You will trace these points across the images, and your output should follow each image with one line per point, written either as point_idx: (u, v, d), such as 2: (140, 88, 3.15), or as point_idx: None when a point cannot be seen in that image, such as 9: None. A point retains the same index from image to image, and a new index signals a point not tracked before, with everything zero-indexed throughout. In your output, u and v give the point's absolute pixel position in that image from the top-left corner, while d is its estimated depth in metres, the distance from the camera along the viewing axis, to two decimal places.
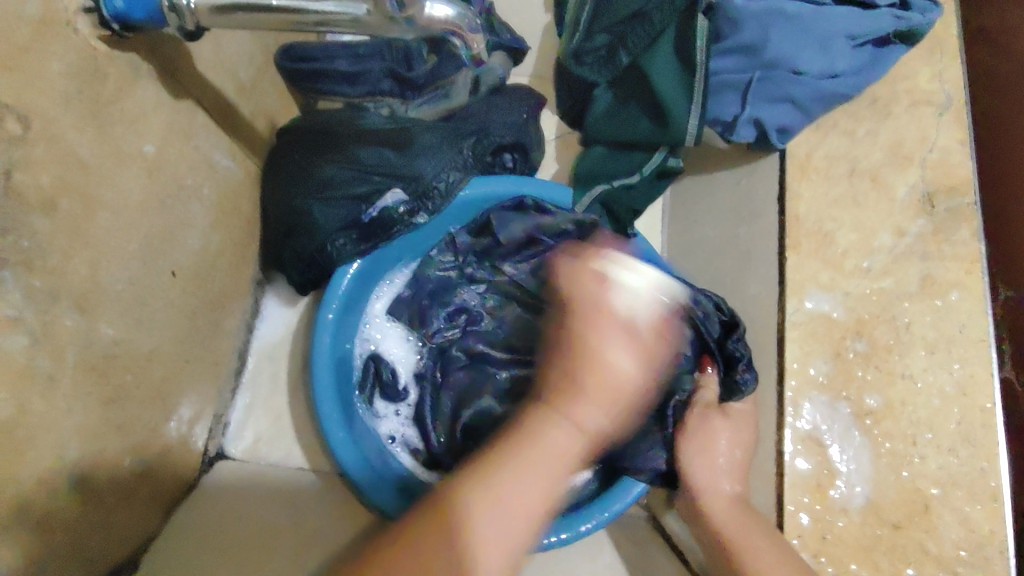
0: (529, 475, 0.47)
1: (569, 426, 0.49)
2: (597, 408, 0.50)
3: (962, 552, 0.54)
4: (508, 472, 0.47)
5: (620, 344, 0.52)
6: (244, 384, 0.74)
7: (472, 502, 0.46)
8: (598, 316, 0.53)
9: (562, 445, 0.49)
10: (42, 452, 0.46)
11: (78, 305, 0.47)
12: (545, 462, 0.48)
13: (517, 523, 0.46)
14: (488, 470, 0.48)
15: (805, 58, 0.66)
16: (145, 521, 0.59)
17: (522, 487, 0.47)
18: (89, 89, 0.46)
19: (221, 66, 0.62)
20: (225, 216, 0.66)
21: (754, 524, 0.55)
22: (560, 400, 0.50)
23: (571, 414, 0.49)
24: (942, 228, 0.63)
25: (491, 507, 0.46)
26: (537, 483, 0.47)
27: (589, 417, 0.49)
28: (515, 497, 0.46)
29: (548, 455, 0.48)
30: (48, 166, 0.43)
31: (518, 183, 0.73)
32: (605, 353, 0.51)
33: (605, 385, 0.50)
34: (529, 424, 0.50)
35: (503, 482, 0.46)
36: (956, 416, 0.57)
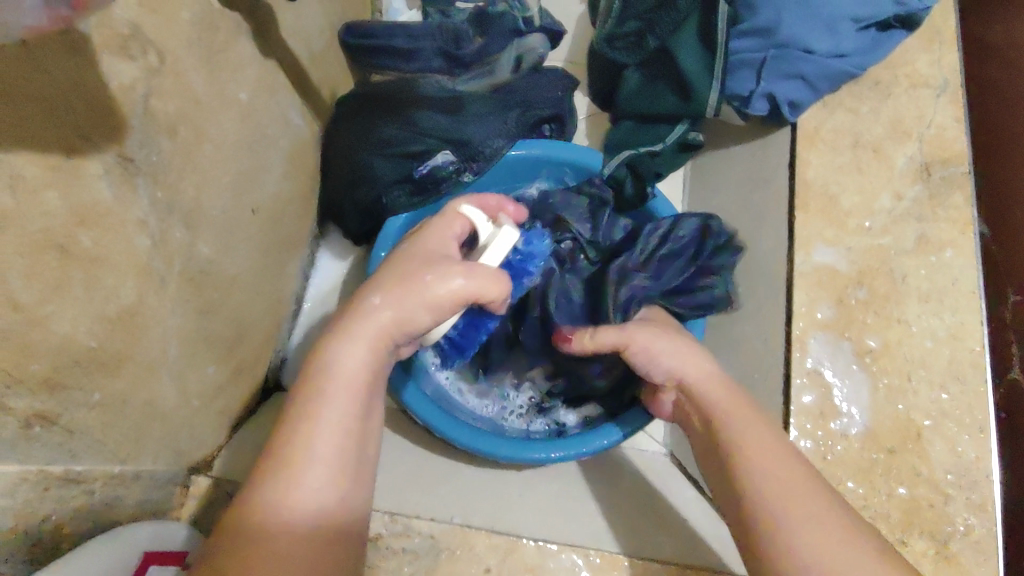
0: (332, 416, 0.44)
1: (335, 401, 0.45)
2: (352, 362, 0.46)
3: (950, 475, 0.60)
4: (314, 420, 0.44)
5: (377, 313, 0.48)
6: (300, 325, 0.82)
7: (279, 491, 0.41)
8: (405, 274, 0.50)
9: (335, 409, 0.44)
10: (152, 344, 0.53)
11: (185, 221, 0.55)
12: (337, 399, 0.45)
13: (334, 472, 0.43)
14: (284, 441, 0.43)
15: (813, 39, 0.74)
16: (216, 431, 0.66)
17: (318, 443, 0.43)
18: (205, 38, 0.54)
19: (299, 34, 0.71)
20: (294, 169, 0.74)
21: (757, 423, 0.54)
22: (337, 366, 0.46)
23: (338, 354, 0.46)
24: (937, 194, 0.70)
25: (295, 474, 0.42)
26: (333, 435, 0.44)
27: (360, 356, 0.47)
28: (323, 465, 0.43)
29: (313, 434, 0.43)
30: (174, 96, 0.51)
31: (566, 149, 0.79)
32: (409, 283, 0.49)
33: (332, 388, 0.45)
34: (307, 384, 0.45)
35: (296, 447, 0.42)
36: (946, 357, 0.64)
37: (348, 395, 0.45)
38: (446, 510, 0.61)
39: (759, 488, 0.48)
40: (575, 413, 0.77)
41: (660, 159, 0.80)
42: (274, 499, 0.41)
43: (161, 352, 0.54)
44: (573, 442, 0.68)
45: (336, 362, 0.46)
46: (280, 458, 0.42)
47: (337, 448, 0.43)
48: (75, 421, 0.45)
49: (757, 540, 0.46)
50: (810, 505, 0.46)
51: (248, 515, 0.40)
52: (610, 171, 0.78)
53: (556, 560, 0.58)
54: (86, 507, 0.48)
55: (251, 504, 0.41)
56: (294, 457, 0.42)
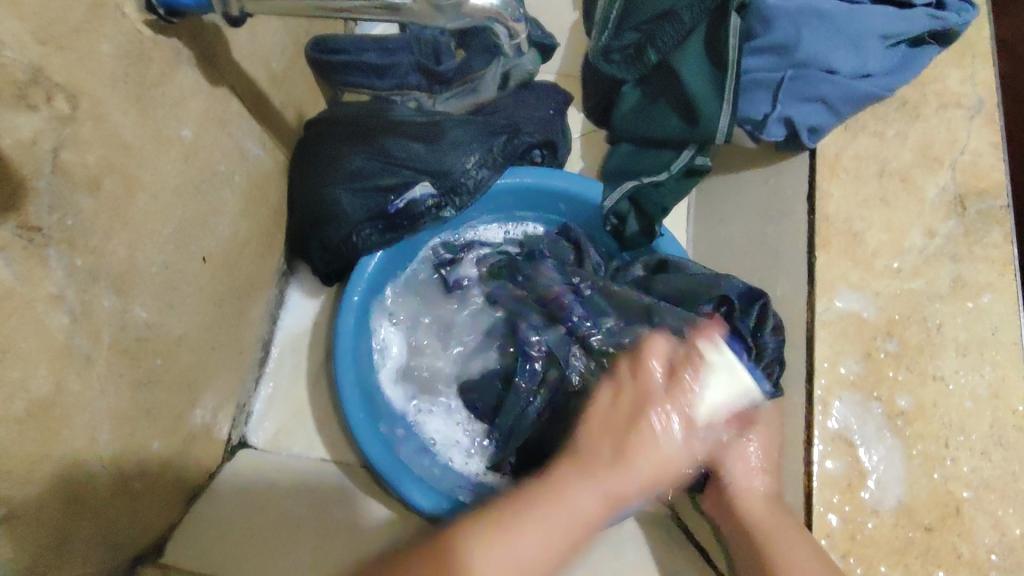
0: (550, 519, 0.42)
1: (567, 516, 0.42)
2: (595, 493, 0.43)
3: (994, 557, 0.53)
4: (508, 537, 0.41)
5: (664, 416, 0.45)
6: (266, 374, 0.74)
7: (495, 556, 0.41)
8: (649, 396, 0.46)
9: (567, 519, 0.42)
10: (77, 433, 0.46)
11: (115, 286, 0.47)
12: (561, 495, 0.43)
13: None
14: (500, 517, 0.43)
15: (837, 59, 0.66)
16: (169, 509, 0.58)
17: (549, 519, 0.42)
18: (134, 72, 0.46)
19: (256, 54, 0.63)
20: (253, 206, 0.66)
21: (785, 521, 0.55)
22: (590, 462, 0.44)
23: (579, 478, 0.44)
24: (974, 230, 0.63)
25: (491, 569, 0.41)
26: (547, 545, 0.42)
27: (640, 473, 0.43)
28: (523, 562, 0.41)
29: (557, 510, 0.42)
30: (95, 145, 0.44)
31: (554, 177, 0.73)
32: (638, 445, 0.44)
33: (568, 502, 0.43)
34: (588, 467, 0.44)
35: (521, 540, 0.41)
36: (988, 418, 0.57)
37: (611, 486, 0.43)
38: None
39: (759, 520, 0.56)
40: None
41: (666, 189, 0.72)
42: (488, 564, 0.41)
43: (86, 440, 0.46)
44: None
45: (594, 451, 0.45)
46: (478, 542, 0.41)
47: (558, 538, 0.42)
48: None
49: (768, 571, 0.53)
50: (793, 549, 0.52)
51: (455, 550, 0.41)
52: (611, 206, 0.71)
53: None
54: None
55: (478, 560, 0.41)
56: (501, 532, 0.42)
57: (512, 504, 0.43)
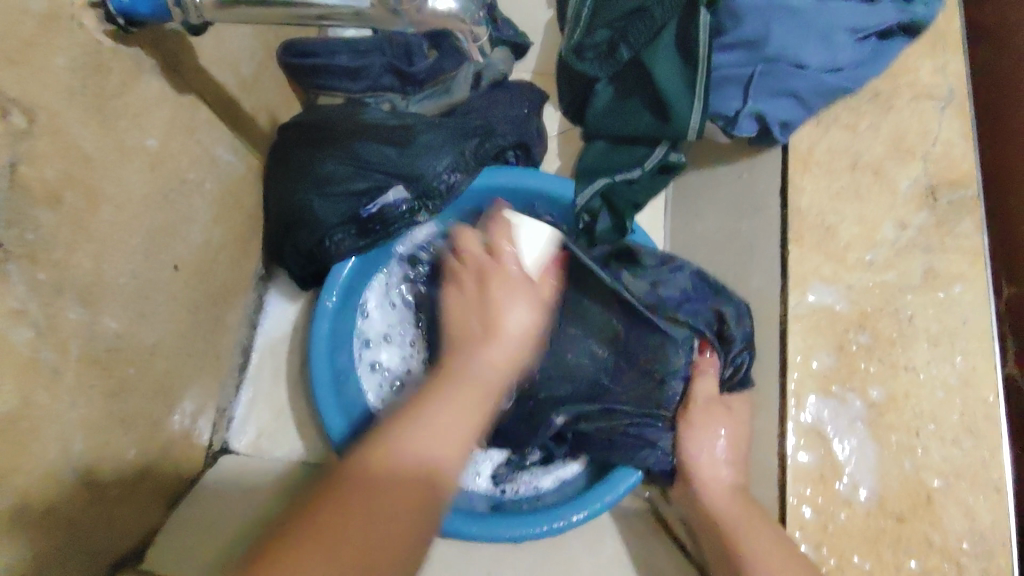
0: (450, 409, 0.42)
1: (484, 366, 0.45)
2: (460, 409, 0.43)
3: (965, 544, 0.54)
4: (425, 416, 0.42)
5: (523, 300, 0.49)
6: (247, 378, 0.75)
7: (396, 439, 0.40)
8: (505, 283, 0.50)
9: (482, 373, 0.45)
10: (47, 444, 0.46)
11: (82, 298, 0.47)
12: (475, 400, 0.44)
13: (452, 443, 0.41)
14: (409, 416, 0.42)
15: (807, 52, 0.66)
16: (146, 514, 0.58)
17: (479, 373, 0.45)
18: (94, 83, 0.46)
19: (224, 60, 0.62)
20: (227, 211, 0.66)
21: (755, 512, 0.56)
22: (468, 353, 0.47)
23: (483, 352, 0.46)
24: (945, 221, 0.63)
25: (413, 427, 0.41)
26: (457, 424, 0.42)
27: (499, 351, 0.46)
28: (439, 430, 0.41)
29: (470, 390, 0.44)
30: (54, 159, 0.44)
31: (522, 176, 0.73)
32: (498, 309, 0.48)
33: (498, 341, 0.47)
34: (469, 344, 0.47)
35: (435, 412, 0.42)
36: (959, 408, 0.58)
37: (507, 352, 0.47)
38: None
39: (737, 521, 0.56)
40: (553, 477, 0.69)
41: (639, 186, 0.73)
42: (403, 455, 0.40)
43: (57, 452, 0.47)
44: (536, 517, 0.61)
45: (464, 333, 0.48)
46: (392, 432, 0.41)
47: (450, 420, 0.42)
48: None
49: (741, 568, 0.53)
50: (760, 540, 0.53)
51: (372, 447, 0.40)
52: (583, 203, 0.72)
53: None
54: None
55: (404, 453, 0.40)
56: (409, 425, 0.41)
57: (430, 394, 0.44)
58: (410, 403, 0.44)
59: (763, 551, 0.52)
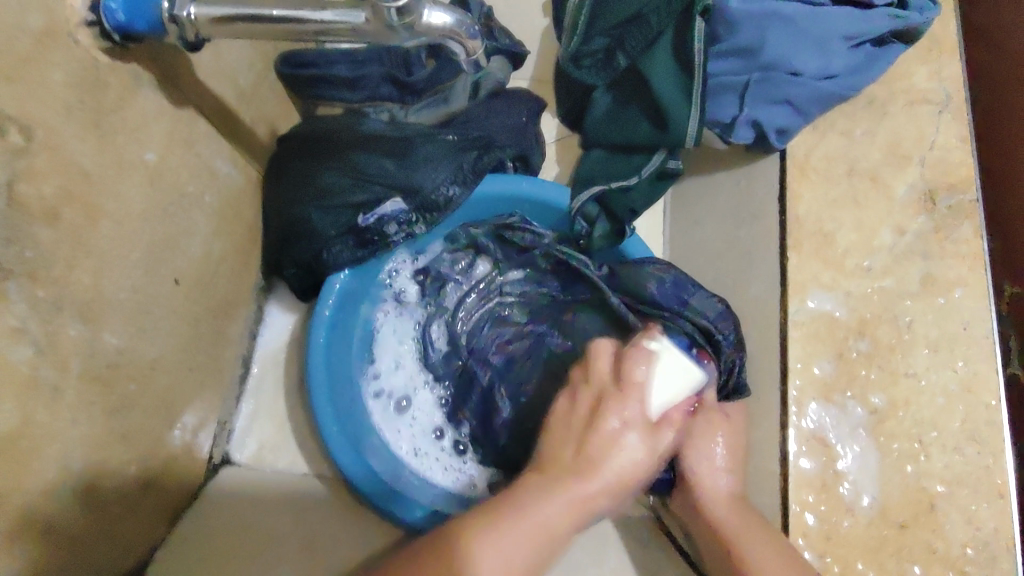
0: (552, 499, 0.47)
1: (592, 487, 0.48)
2: (528, 546, 0.46)
3: (968, 550, 0.54)
4: (525, 515, 0.46)
5: (637, 404, 0.51)
6: (248, 390, 0.74)
7: (482, 558, 0.45)
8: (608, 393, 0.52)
9: (549, 515, 0.47)
10: (47, 463, 0.46)
11: (81, 314, 0.48)
12: (560, 489, 0.48)
13: (525, 557, 0.45)
14: (501, 515, 0.47)
15: (802, 60, 0.66)
16: (148, 531, 0.58)
17: (536, 509, 0.47)
18: (91, 100, 0.46)
19: (222, 73, 0.62)
20: (227, 223, 0.66)
21: (756, 523, 0.55)
22: (554, 471, 0.49)
23: (569, 488, 0.48)
24: (943, 227, 0.63)
25: (491, 536, 0.45)
26: (554, 504, 0.47)
27: (602, 484, 0.48)
28: (521, 546, 0.46)
29: (561, 517, 0.47)
30: (51, 176, 0.43)
31: (514, 182, 0.72)
32: (628, 379, 0.53)
33: (574, 495, 0.48)
34: (551, 481, 0.48)
35: (507, 531, 0.46)
36: (959, 414, 0.58)
37: (615, 474, 0.48)
38: None
39: (740, 530, 0.55)
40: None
41: (636, 193, 0.71)
42: (488, 567, 0.44)
43: (57, 470, 0.47)
44: None
45: (557, 459, 0.50)
46: (477, 536, 0.46)
47: (529, 538, 0.46)
48: None
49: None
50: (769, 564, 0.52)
51: (457, 554, 0.45)
52: (579, 207, 0.72)
53: None
54: None
55: (466, 551, 0.45)
56: (498, 537, 0.46)
57: (516, 504, 0.47)
58: (503, 501, 0.48)
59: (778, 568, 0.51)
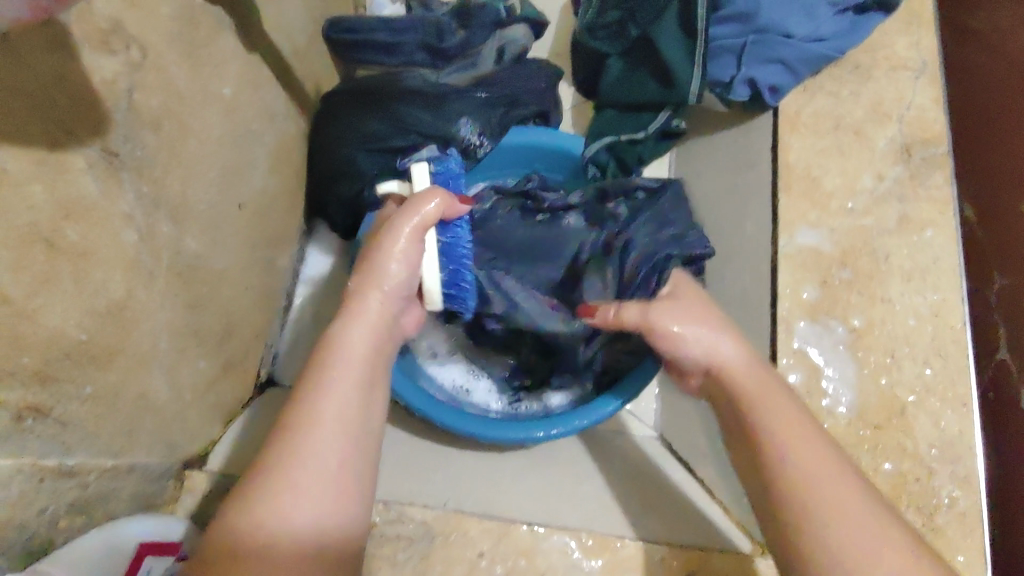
0: (326, 435, 0.47)
1: (329, 400, 0.48)
2: (313, 482, 0.45)
3: (934, 449, 0.61)
4: (292, 458, 0.45)
5: (371, 313, 0.55)
6: (291, 321, 0.82)
7: (266, 508, 0.44)
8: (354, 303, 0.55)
9: (322, 426, 0.47)
10: (144, 337, 0.53)
11: (172, 215, 0.55)
12: (340, 415, 0.48)
13: (319, 482, 0.45)
14: (275, 468, 0.45)
15: (792, 25, 0.75)
16: (209, 425, 0.66)
17: (308, 444, 0.46)
18: (188, 33, 0.55)
19: (282, 29, 0.71)
20: (280, 163, 0.74)
21: (774, 386, 0.52)
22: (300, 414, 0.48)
23: (292, 465, 0.45)
24: (917, 174, 0.71)
25: (273, 495, 0.44)
26: (327, 450, 0.47)
27: (354, 360, 0.52)
28: (305, 480, 0.45)
29: (335, 408, 0.48)
30: (157, 91, 0.52)
31: (525, 133, 0.81)
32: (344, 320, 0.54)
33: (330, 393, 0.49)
34: (285, 424, 0.48)
35: (290, 472, 0.45)
36: (930, 333, 0.65)
37: (351, 365, 0.51)
38: (439, 496, 0.62)
39: (774, 428, 0.49)
40: (561, 395, 0.76)
41: (642, 147, 0.81)
42: (264, 533, 0.43)
43: (152, 345, 0.54)
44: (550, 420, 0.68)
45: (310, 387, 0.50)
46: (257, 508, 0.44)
47: (310, 491, 0.45)
48: (68, 413, 0.46)
49: (800, 497, 0.45)
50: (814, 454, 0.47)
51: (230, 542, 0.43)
52: (591, 156, 0.80)
53: (548, 541, 0.59)
54: (82, 498, 0.49)
55: (255, 529, 0.43)
56: (278, 496, 0.44)
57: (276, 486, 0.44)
58: (269, 460, 0.46)
59: (831, 495, 0.45)
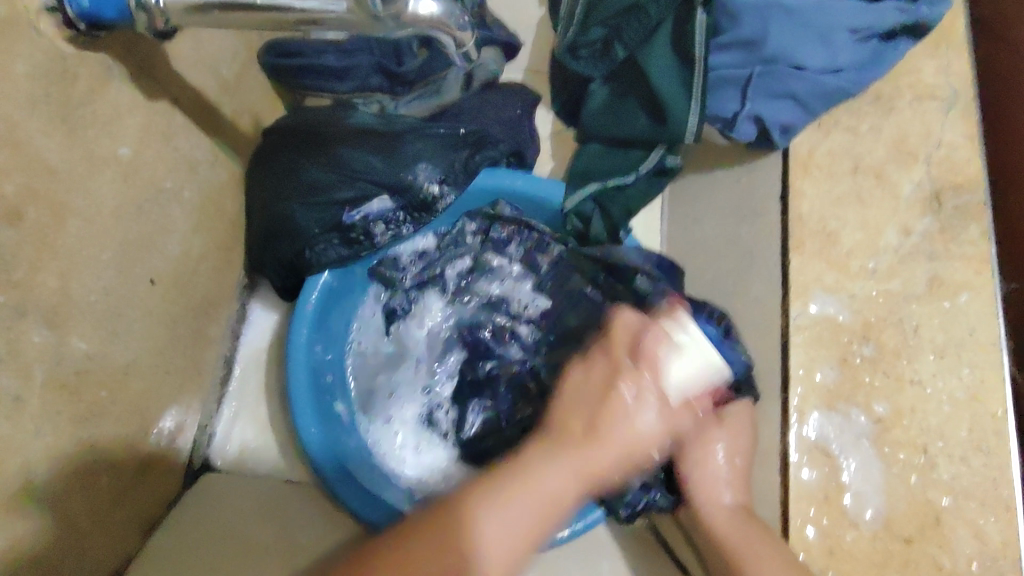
0: (561, 463, 0.45)
1: (613, 446, 0.46)
2: (530, 515, 0.44)
3: (974, 566, 0.52)
4: (541, 480, 0.44)
5: (650, 400, 0.48)
6: (231, 392, 0.72)
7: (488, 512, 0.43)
8: (622, 354, 0.51)
9: (560, 484, 0.45)
10: (8, 476, 0.43)
11: (47, 319, 0.45)
12: (573, 460, 0.45)
13: (519, 525, 0.43)
14: (508, 484, 0.45)
15: (805, 54, 0.64)
16: (121, 542, 0.55)
17: (552, 484, 0.44)
18: (56, 92, 0.44)
19: (202, 63, 0.60)
20: (208, 220, 0.64)
21: (756, 533, 0.53)
22: (560, 442, 0.47)
23: (631, 420, 0.47)
24: (950, 227, 0.61)
25: (495, 504, 0.44)
26: (564, 475, 0.45)
27: (612, 453, 0.46)
28: (549, 493, 0.44)
29: (573, 463, 0.45)
30: (11, 173, 0.41)
31: (508, 176, 0.71)
32: (629, 418, 0.47)
33: (628, 438, 0.46)
34: (557, 447, 0.46)
35: (513, 503, 0.44)
36: (967, 424, 0.55)
37: (580, 472, 0.45)
38: None
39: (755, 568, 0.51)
40: None
41: (634, 191, 0.70)
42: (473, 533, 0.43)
43: (24, 484, 0.44)
44: None
45: (566, 429, 0.48)
46: (480, 502, 0.44)
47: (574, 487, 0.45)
48: None
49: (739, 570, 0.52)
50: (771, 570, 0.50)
51: (459, 520, 0.43)
52: (573, 207, 0.70)
53: None
54: None
55: (468, 515, 0.43)
56: (496, 502, 0.44)
57: (489, 486, 0.45)
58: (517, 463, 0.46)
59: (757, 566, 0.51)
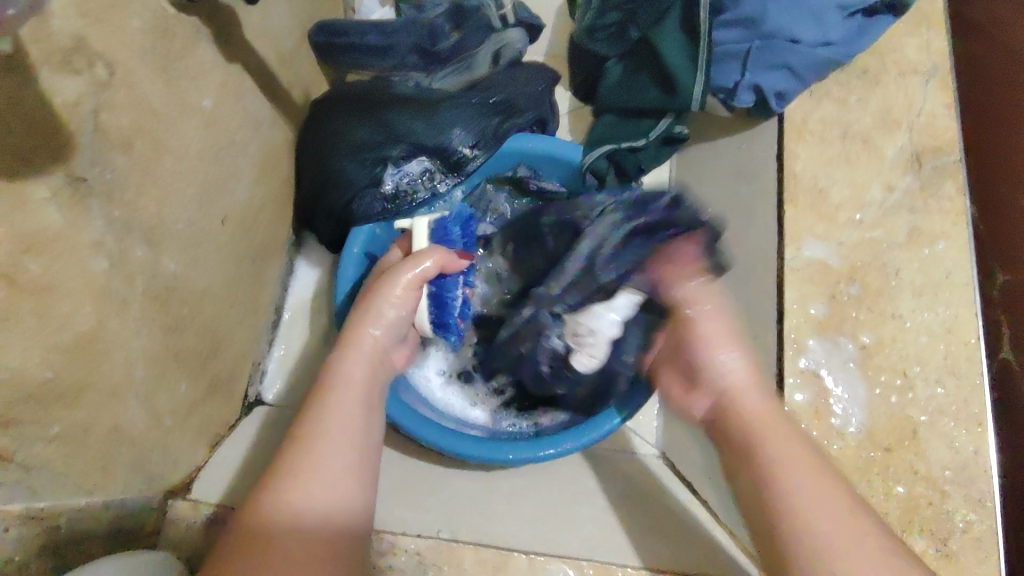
0: (326, 443, 0.49)
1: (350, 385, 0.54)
2: (322, 476, 0.48)
3: (948, 472, 0.59)
4: (308, 448, 0.48)
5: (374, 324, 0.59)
6: (280, 334, 0.80)
7: (278, 497, 0.46)
8: (362, 318, 0.59)
9: (351, 397, 0.53)
10: (115, 368, 0.50)
11: (147, 238, 0.52)
12: (336, 437, 0.50)
13: (336, 472, 0.48)
14: (296, 454, 0.48)
15: (800, 29, 0.72)
16: (191, 450, 0.63)
17: (328, 433, 0.50)
18: (161, 46, 0.51)
19: (267, 34, 0.68)
20: (268, 174, 0.72)
21: (777, 422, 0.52)
22: (338, 398, 0.53)
23: (348, 372, 0.55)
24: (929, 184, 0.68)
25: (299, 473, 0.47)
26: (344, 425, 0.51)
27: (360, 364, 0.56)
28: (317, 468, 0.48)
29: (324, 438, 0.49)
30: (127, 109, 0.48)
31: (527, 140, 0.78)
32: (362, 329, 0.58)
33: (328, 410, 0.51)
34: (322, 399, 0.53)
35: (316, 450, 0.48)
36: (942, 352, 0.62)
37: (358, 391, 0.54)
38: (433, 524, 0.59)
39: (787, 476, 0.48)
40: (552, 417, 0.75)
41: (643, 153, 0.79)
42: (281, 505, 0.46)
43: (127, 377, 0.51)
44: (537, 443, 0.67)
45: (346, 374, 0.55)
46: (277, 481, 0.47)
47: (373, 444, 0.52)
48: (32, 456, 0.43)
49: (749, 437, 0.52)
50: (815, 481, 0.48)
51: (263, 512, 0.46)
52: (590, 164, 0.77)
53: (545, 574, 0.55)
54: (54, 540, 0.46)
55: (269, 505, 0.46)
56: (296, 472, 0.47)
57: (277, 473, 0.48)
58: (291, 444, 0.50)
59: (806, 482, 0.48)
